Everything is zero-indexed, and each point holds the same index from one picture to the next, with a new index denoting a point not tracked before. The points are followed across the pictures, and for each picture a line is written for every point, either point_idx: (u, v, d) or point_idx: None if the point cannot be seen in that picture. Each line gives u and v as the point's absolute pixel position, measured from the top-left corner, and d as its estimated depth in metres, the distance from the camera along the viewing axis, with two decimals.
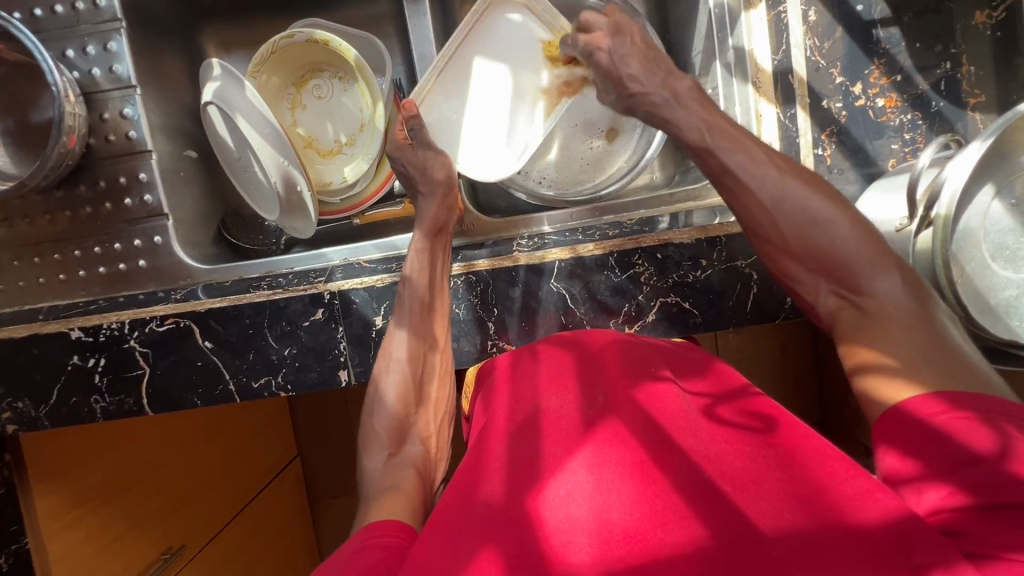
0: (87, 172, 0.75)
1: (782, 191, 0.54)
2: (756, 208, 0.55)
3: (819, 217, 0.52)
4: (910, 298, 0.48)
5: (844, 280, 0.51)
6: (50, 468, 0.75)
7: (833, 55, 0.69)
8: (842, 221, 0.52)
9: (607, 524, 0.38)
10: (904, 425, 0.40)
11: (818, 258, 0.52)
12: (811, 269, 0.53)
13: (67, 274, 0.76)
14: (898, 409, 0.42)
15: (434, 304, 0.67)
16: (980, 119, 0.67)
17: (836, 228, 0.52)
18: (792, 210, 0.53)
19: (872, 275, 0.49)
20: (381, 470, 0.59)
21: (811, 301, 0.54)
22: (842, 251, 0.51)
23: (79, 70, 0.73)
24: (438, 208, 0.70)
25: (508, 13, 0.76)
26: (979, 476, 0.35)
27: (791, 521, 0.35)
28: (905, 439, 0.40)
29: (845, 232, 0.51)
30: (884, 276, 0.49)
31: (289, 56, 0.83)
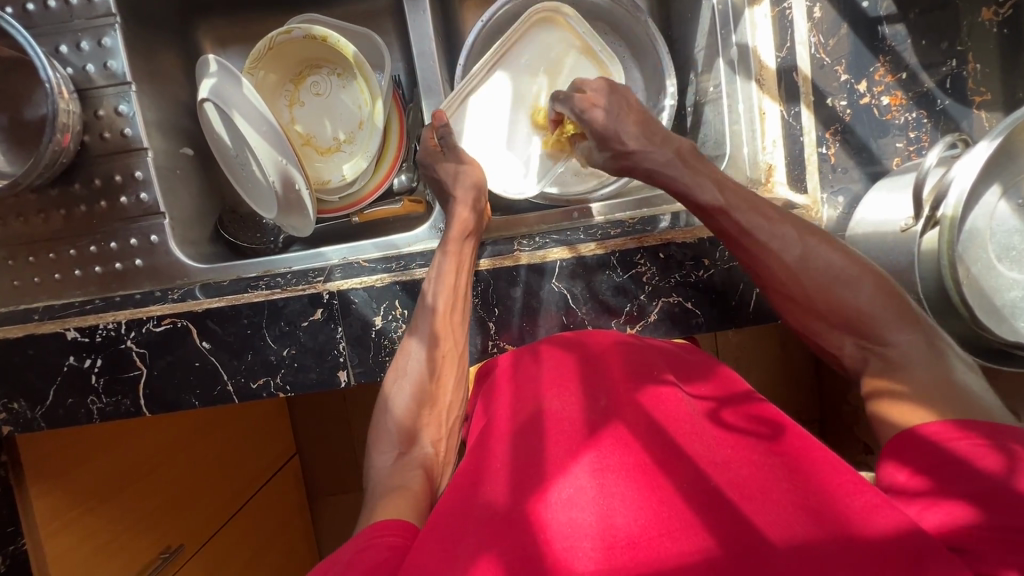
0: (82, 170, 0.74)
1: (801, 248, 0.54)
2: (776, 266, 0.55)
3: (842, 274, 0.52)
4: (931, 349, 0.47)
5: (865, 331, 0.50)
6: (48, 467, 0.74)
7: (838, 52, 0.68)
8: (865, 280, 0.51)
9: (610, 530, 0.37)
10: (916, 445, 0.40)
11: (838, 313, 0.51)
12: (833, 324, 0.52)
13: (62, 273, 0.75)
14: (911, 432, 0.42)
15: (455, 312, 0.65)
16: (986, 117, 0.66)
17: (858, 285, 0.51)
18: (812, 268, 0.53)
19: (893, 328, 0.49)
20: (390, 469, 0.57)
21: (834, 351, 0.53)
22: (860, 305, 0.50)
23: (73, 66, 0.72)
24: (470, 211, 0.69)
25: (552, 35, 0.78)
26: (989, 496, 0.35)
27: (800, 531, 0.35)
28: (916, 458, 0.40)
29: (866, 291, 0.50)
30: (904, 328, 0.48)
31: (287, 52, 0.82)
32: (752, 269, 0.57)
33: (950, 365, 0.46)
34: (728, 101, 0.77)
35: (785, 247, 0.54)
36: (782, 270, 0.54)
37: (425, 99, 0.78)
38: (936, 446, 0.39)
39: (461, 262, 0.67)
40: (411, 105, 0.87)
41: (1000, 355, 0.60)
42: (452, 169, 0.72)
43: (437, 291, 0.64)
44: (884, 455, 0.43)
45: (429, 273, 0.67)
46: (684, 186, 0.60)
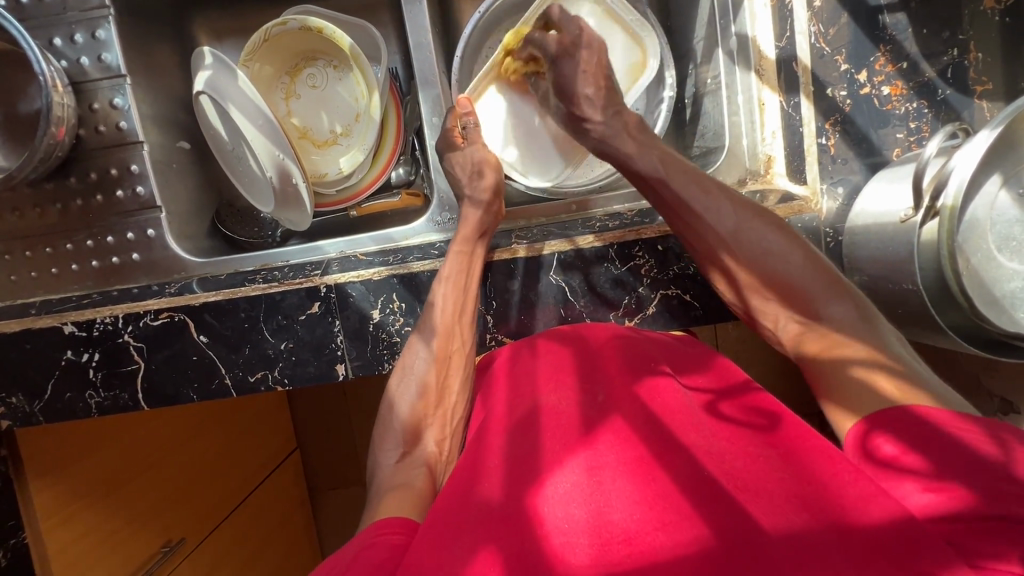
0: (77, 164, 0.74)
1: (736, 223, 0.56)
2: (711, 238, 0.57)
3: (773, 248, 0.54)
4: (860, 317, 0.50)
5: (801, 306, 0.53)
6: (51, 461, 0.74)
7: (838, 42, 0.67)
8: (794, 252, 0.54)
9: (607, 525, 0.37)
10: (915, 425, 0.40)
11: (773, 288, 0.54)
12: (769, 298, 0.55)
13: (59, 268, 0.75)
14: (903, 408, 0.41)
15: (467, 304, 0.65)
16: (986, 107, 0.66)
17: (788, 257, 0.54)
18: (750, 243, 0.55)
19: (824, 300, 0.52)
20: (394, 467, 0.57)
21: (772, 329, 0.55)
22: (792, 276, 0.53)
23: (68, 59, 0.72)
24: (484, 215, 0.69)
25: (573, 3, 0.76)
26: (983, 478, 0.35)
27: (796, 523, 0.35)
28: (913, 435, 0.39)
29: (795, 260, 0.53)
30: (838, 301, 0.51)
31: (282, 44, 0.81)
32: (690, 244, 0.59)
33: (883, 332, 0.49)
34: (727, 92, 0.77)
35: (721, 220, 0.56)
36: (728, 251, 0.56)
37: (421, 90, 0.77)
38: (929, 427, 0.39)
39: (472, 268, 0.66)
40: (407, 98, 0.86)
41: (1000, 346, 0.59)
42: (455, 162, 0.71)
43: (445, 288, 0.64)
44: (868, 422, 0.43)
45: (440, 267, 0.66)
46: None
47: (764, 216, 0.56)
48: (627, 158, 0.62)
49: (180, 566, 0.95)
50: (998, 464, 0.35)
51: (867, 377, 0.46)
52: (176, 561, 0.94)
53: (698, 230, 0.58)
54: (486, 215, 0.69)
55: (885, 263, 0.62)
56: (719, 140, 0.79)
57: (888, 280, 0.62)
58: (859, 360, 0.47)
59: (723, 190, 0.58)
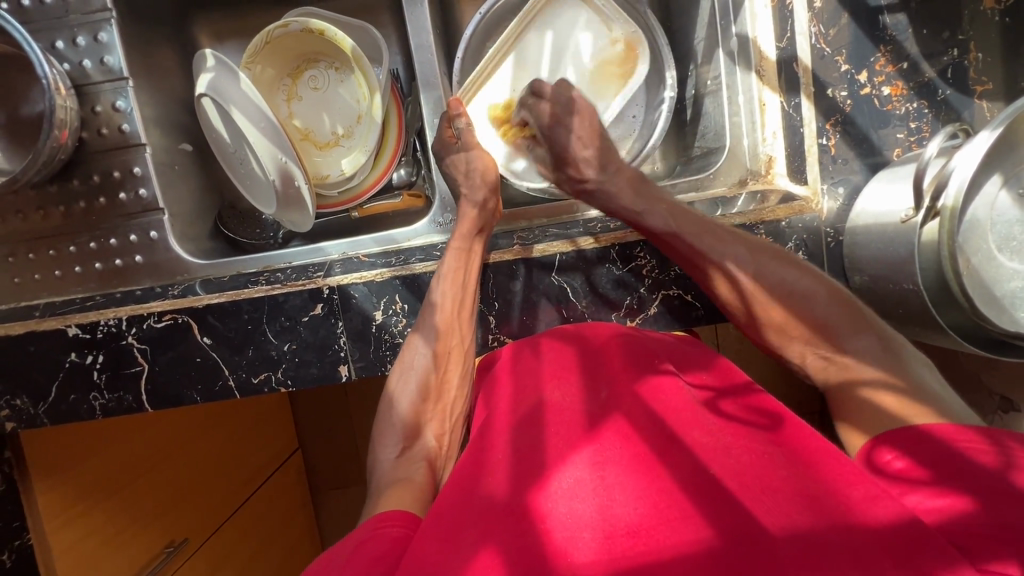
0: (80, 166, 0.74)
1: (756, 265, 0.56)
2: (732, 279, 0.57)
3: (796, 288, 0.54)
4: (886, 353, 0.50)
5: (826, 342, 0.52)
6: (55, 462, 0.75)
7: (839, 42, 0.67)
8: (819, 291, 0.54)
9: (609, 520, 0.38)
10: (921, 440, 0.40)
11: (797, 325, 0.54)
12: (795, 337, 0.54)
13: (63, 270, 0.75)
14: (911, 425, 0.42)
15: (465, 302, 0.65)
16: (987, 107, 0.66)
17: (812, 295, 0.54)
18: (771, 282, 0.55)
19: (848, 336, 0.52)
20: (393, 462, 0.58)
21: (801, 369, 0.55)
22: (818, 315, 0.53)
23: (70, 62, 0.72)
24: (480, 210, 0.69)
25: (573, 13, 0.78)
26: (986, 487, 0.35)
27: (797, 519, 0.36)
28: (919, 449, 0.40)
29: (820, 299, 0.53)
30: (860, 334, 0.51)
31: (284, 46, 0.81)
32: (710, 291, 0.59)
33: (906, 364, 0.48)
34: (728, 92, 0.78)
35: (741, 265, 0.56)
36: (750, 287, 0.56)
37: (423, 92, 0.77)
38: (933, 440, 0.40)
39: (471, 263, 0.67)
40: (409, 99, 0.86)
41: (1001, 345, 0.59)
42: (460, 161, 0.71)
43: (446, 289, 0.65)
44: (874, 440, 0.43)
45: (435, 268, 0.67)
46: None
47: (785, 258, 0.56)
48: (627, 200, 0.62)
49: (183, 565, 0.95)
50: (1002, 473, 0.36)
51: (879, 399, 0.46)
52: (179, 560, 0.94)
53: (719, 277, 0.58)
54: (483, 213, 0.70)
55: (885, 263, 0.62)
56: (720, 140, 0.80)
57: (889, 280, 0.63)
58: (872, 380, 0.48)
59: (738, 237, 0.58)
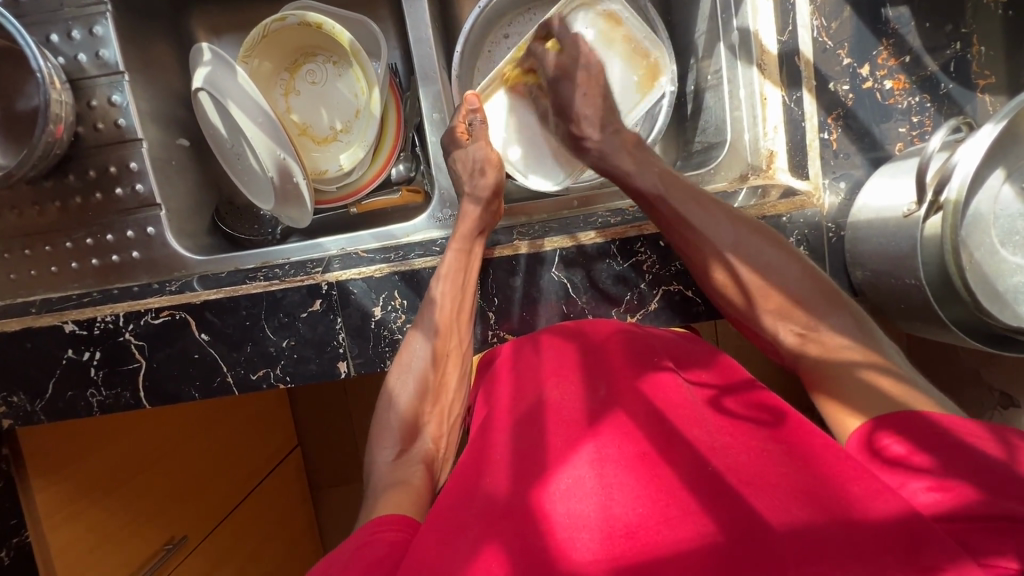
0: (76, 161, 0.73)
1: (735, 236, 0.57)
2: (709, 250, 0.58)
3: (771, 261, 0.55)
4: (859, 337, 0.50)
5: (801, 319, 0.52)
6: (52, 460, 0.74)
7: (841, 35, 0.67)
8: (793, 266, 0.54)
9: (610, 519, 0.37)
10: (924, 431, 0.40)
11: (774, 300, 0.54)
12: (769, 311, 0.54)
13: (59, 266, 0.75)
14: (914, 412, 0.41)
15: (463, 306, 0.65)
16: (989, 101, 0.65)
17: (787, 270, 0.54)
18: (749, 252, 0.56)
19: (822, 312, 0.52)
20: (391, 465, 0.56)
21: (772, 343, 0.55)
22: (794, 291, 0.53)
23: (65, 55, 0.71)
24: (484, 213, 0.68)
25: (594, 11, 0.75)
26: (990, 476, 0.35)
27: (799, 516, 0.35)
28: (917, 436, 0.40)
29: (794, 273, 0.54)
30: (836, 313, 0.51)
31: (281, 40, 0.81)
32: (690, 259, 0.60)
33: (882, 344, 0.49)
34: (730, 87, 0.77)
35: (720, 234, 0.57)
36: (740, 267, 0.56)
37: (422, 86, 0.76)
38: (933, 429, 0.40)
39: (471, 262, 0.66)
40: (408, 94, 0.85)
41: (1004, 340, 0.59)
42: (472, 160, 0.70)
43: (443, 286, 0.64)
44: (876, 422, 0.43)
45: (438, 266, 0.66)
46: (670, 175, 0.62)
47: (766, 234, 0.57)
48: (628, 195, 0.62)
49: (182, 563, 0.95)
50: (1003, 464, 0.35)
51: (878, 383, 0.46)
52: (178, 558, 0.94)
53: (698, 245, 0.58)
54: (484, 213, 0.68)
55: (886, 258, 0.62)
56: (720, 135, 0.79)
57: (890, 275, 0.62)
58: (861, 362, 0.48)
59: (720, 205, 0.59)
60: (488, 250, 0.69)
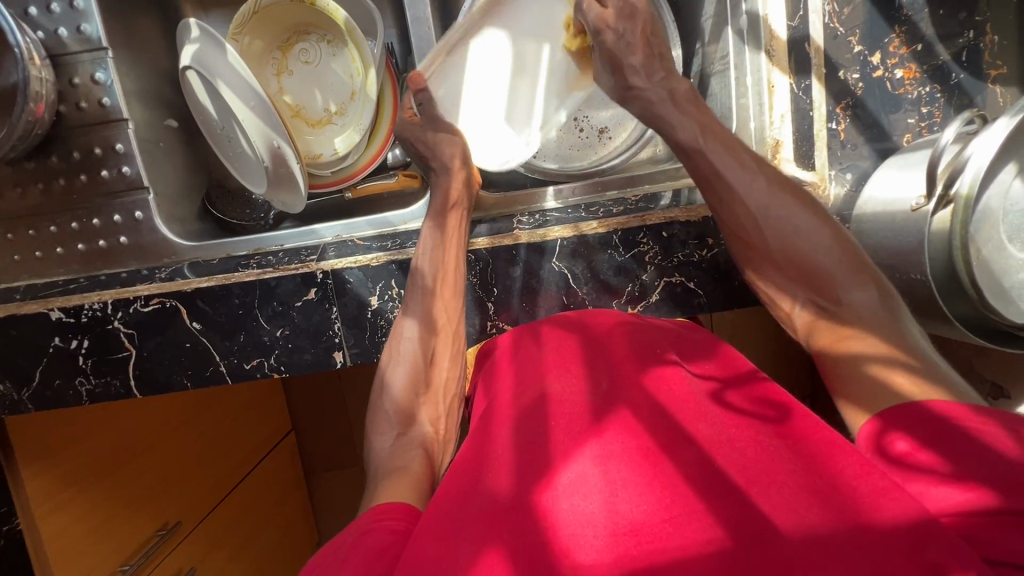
0: (59, 142, 0.70)
1: (794, 226, 0.55)
2: (757, 244, 0.57)
3: (823, 266, 0.54)
4: (880, 315, 0.50)
5: (830, 297, 0.53)
6: (42, 451, 0.72)
7: (852, 22, 0.65)
8: (824, 234, 0.55)
9: (614, 518, 0.37)
10: (930, 426, 0.39)
11: (794, 262, 0.55)
12: (792, 279, 0.56)
13: (44, 251, 0.72)
14: (922, 406, 0.41)
15: (444, 292, 0.64)
16: (1000, 92, 0.64)
17: (816, 237, 0.55)
18: (800, 247, 0.55)
19: (848, 287, 0.52)
20: (390, 449, 0.56)
21: None
22: (818, 258, 0.54)
23: (44, 30, 0.68)
24: (456, 185, 0.68)
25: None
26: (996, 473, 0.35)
27: (808, 517, 0.34)
28: (919, 429, 0.40)
29: (825, 252, 0.54)
30: (860, 287, 0.52)
31: (273, 17, 0.78)
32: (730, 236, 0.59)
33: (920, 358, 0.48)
34: (736, 73, 0.74)
35: (752, 195, 0.57)
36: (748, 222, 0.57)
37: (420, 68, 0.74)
38: (942, 422, 0.39)
39: (449, 238, 0.65)
40: (405, 76, 0.83)
41: (1009, 337, 0.58)
42: (434, 137, 0.69)
43: (431, 266, 0.64)
44: (879, 421, 0.43)
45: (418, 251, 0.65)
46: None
47: (802, 199, 0.57)
48: None
49: (176, 548, 0.95)
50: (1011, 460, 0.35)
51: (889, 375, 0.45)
52: (172, 544, 0.94)
53: None
54: (462, 190, 0.68)
55: (892, 253, 0.61)
56: (726, 123, 0.77)
57: (896, 270, 0.62)
58: (875, 355, 0.48)
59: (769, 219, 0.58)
60: (484, 242, 0.67)
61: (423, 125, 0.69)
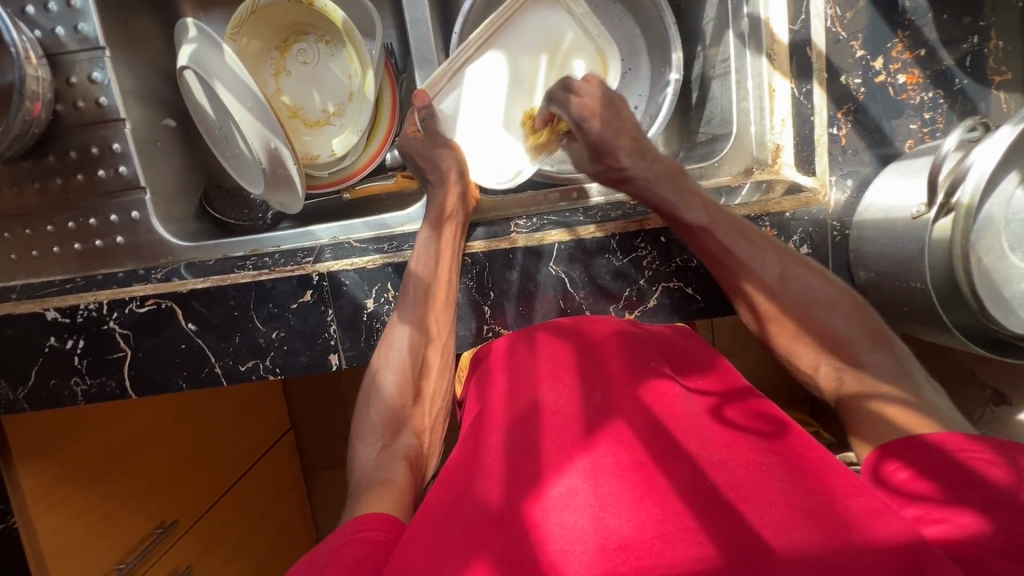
0: (56, 141, 0.70)
1: (811, 291, 0.54)
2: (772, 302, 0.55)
3: (842, 333, 0.52)
4: (892, 374, 0.49)
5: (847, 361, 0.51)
6: (41, 450, 0.73)
7: (855, 26, 0.64)
8: (841, 304, 0.53)
9: (605, 531, 0.36)
10: (929, 456, 0.40)
11: (816, 335, 0.53)
12: (812, 348, 0.53)
13: (41, 250, 0.72)
14: (920, 438, 0.42)
15: (440, 296, 0.64)
16: (1004, 99, 0.64)
17: (835, 308, 0.53)
18: (819, 315, 0.53)
19: (866, 350, 0.51)
20: (375, 461, 0.55)
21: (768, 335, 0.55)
22: (838, 328, 0.52)
23: (41, 28, 0.68)
24: (449, 195, 0.67)
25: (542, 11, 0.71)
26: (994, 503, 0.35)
27: (802, 534, 0.34)
28: (916, 459, 0.41)
29: (842, 314, 0.53)
30: (878, 352, 0.50)
31: (271, 17, 0.77)
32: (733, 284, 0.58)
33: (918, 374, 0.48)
34: (737, 76, 0.75)
35: (766, 268, 0.56)
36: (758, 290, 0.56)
37: (419, 70, 0.74)
38: (938, 453, 0.40)
39: (442, 251, 0.65)
40: (404, 76, 0.82)
41: (1010, 347, 0.58)
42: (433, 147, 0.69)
43: (428, 271, 0.64)
44: (879, 453, 0.43)
45: (414, 257, 0.65)
46: (674, 186, 0.60)
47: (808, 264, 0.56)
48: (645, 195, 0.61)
49: (171, 547, 0.95)
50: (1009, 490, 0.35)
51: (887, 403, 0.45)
52: (168, 542, 0.94)
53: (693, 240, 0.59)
54: (460, 200, 0.67)
55: (892, 260, 0.61)
56: (727, 127, 0.77)
57: (896, 277, 0.61)
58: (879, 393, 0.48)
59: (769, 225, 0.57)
60: (482, 249, 0.67)
61: (426, 139, 0.69)
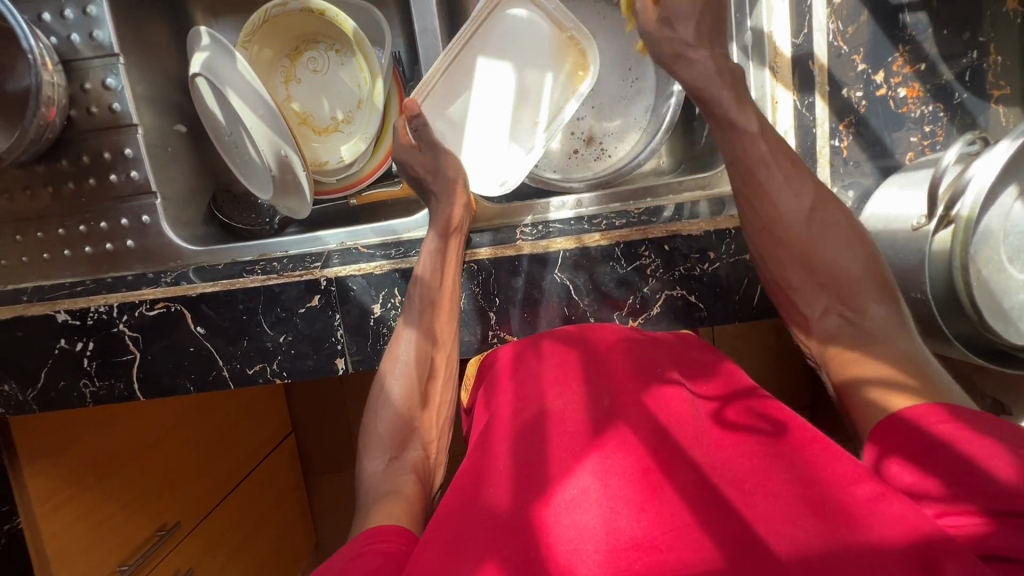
0: (69, 146, 0.71)
1: (830, 229, 0.57)
2: (793, 235, 0.58)
3: (850, 272, 0.56)
4: (894, 353, 0.50)
5: (847, 302, 0.55)
6: (48, 449, 0.73)
7: (856, 41, 0.65)
8: (857, 244, 0.56)
9: (614, 534, 0.37)
10: (914, 441, 0.42)
11: (826, 270, 0.57)
12: (817, 286, 0.57)
13: (51, 253, 0.73)
14: (904, 420, 0.43)
15: (445, 302, 0.65)
16: (1002, 113, 0.65)
17: (853, 252, 0.56)
18: (831, 259, 0.57)
19: (870, 298, 0.54)
20: (382, 474, 0.56)
21: None
22: (849, 266, 0.56)
23: (57, 35, 0.69)
24: (456, 207, 0.68)
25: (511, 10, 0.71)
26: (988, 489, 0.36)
27: (805, 538, 0.35)
28: (906, 445, 0.42)
29: (858, 258, 0.56)
30: (879, 302, 0.54)
31: (283, 26, 0.79)
32: (753, 208, 0.60)
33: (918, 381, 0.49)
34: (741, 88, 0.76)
35: (800, 199, 0.58)
36: (777, 251, 0.59)
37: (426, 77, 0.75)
38: (922, 436, 0.41)
39: (449, 259, 0.66)
40: (411, 84, 0.84)
41: (1008, 357, 0.59)
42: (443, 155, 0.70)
43: (433, 277, 0.65)
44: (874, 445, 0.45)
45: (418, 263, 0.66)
46: None
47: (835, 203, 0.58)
48: None
49: (173, 549, 0.95)
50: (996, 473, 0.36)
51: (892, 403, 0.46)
52: (169, 545, 0.95)
53: None
54: (462, 208, 0.69)
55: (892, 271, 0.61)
56: None
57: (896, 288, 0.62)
58: (873, 378, 0.49)
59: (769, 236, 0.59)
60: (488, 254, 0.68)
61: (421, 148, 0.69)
